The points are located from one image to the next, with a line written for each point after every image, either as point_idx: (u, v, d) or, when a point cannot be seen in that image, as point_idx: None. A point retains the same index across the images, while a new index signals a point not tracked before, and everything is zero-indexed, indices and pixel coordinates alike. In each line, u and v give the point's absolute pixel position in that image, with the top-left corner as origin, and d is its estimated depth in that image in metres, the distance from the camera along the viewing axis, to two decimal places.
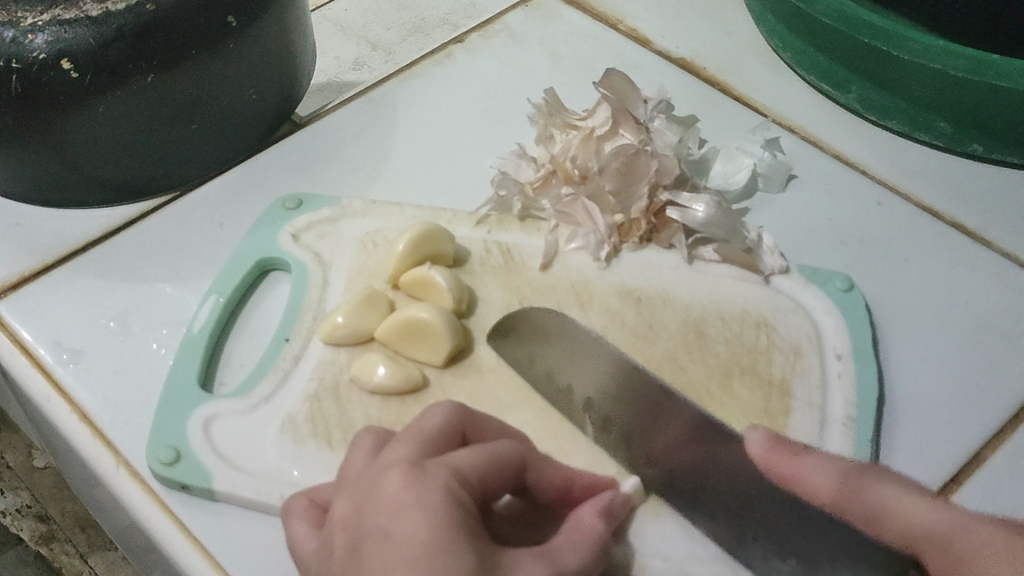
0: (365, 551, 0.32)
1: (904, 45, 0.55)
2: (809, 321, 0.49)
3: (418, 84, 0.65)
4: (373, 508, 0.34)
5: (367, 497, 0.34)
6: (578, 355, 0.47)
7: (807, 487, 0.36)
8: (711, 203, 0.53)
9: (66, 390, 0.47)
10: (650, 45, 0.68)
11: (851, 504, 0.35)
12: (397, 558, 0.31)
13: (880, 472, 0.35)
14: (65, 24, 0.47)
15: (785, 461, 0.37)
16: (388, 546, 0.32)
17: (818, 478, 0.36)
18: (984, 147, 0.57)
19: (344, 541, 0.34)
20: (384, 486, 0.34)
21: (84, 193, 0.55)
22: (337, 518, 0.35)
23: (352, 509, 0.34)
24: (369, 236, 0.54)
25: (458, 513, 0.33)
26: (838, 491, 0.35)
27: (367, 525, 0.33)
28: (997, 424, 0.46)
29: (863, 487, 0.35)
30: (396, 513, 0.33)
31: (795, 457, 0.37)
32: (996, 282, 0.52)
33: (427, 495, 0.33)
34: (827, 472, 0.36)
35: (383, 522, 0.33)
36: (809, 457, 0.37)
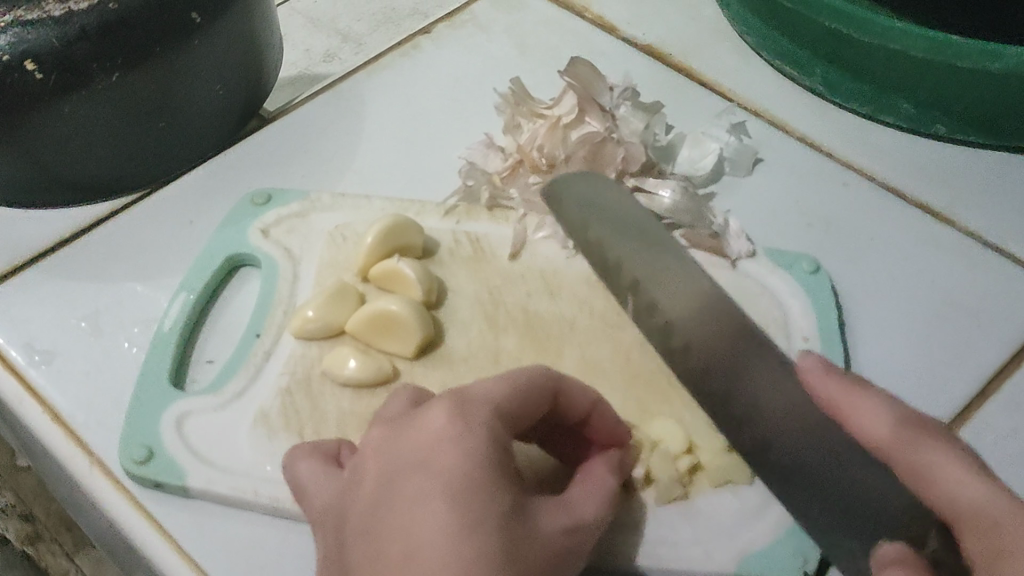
0: (400, 481, 0.33)
1: (864, 27, 0.55)
2: (776, 303, 0.50)
3: (385, 76, 0.66)
4: (409, 447, 0.34)
5: (405, 436, 0.35)
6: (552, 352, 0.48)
7: (856, 425, 0.35)
8: (676, 189, 0.54)
9: (39, 392, 0.47)
10: (616, 31, 0.68)
11: (901, 452, 0.33)
12: (435, 490, 0.32)
13: (942, 434, 0.33)
14: (26, 26, 0.46)
15: (842, 393, 0.35)
16: (424, 478, 0.33)
17: (869, 417, 0.34)
18: (948, 129, 0.58)
19: (376, 471, 0.34)
20: (422, 427, 0.35)
21: (52, 193, 0.55)
22: (370, 451, 0.36)
23: (385, 444, 0.35)
24: (338, 229, 0.54)
25: (493, 451, 0.34)
26: (892, 438, 0.33)
27: (402, 462, 0.34)
28: (964, 399, 0.46)
29: (916, 438, 0.33)
30: (434, 451, 0.33)
31: (853, 391, 0.35)
32: (961, 261, 0.52)
33: (464, 435, 0.34)
34: (884, 415, 0.34)
35: (421, 459, 0.33)
36: (869, 394, 0.35)
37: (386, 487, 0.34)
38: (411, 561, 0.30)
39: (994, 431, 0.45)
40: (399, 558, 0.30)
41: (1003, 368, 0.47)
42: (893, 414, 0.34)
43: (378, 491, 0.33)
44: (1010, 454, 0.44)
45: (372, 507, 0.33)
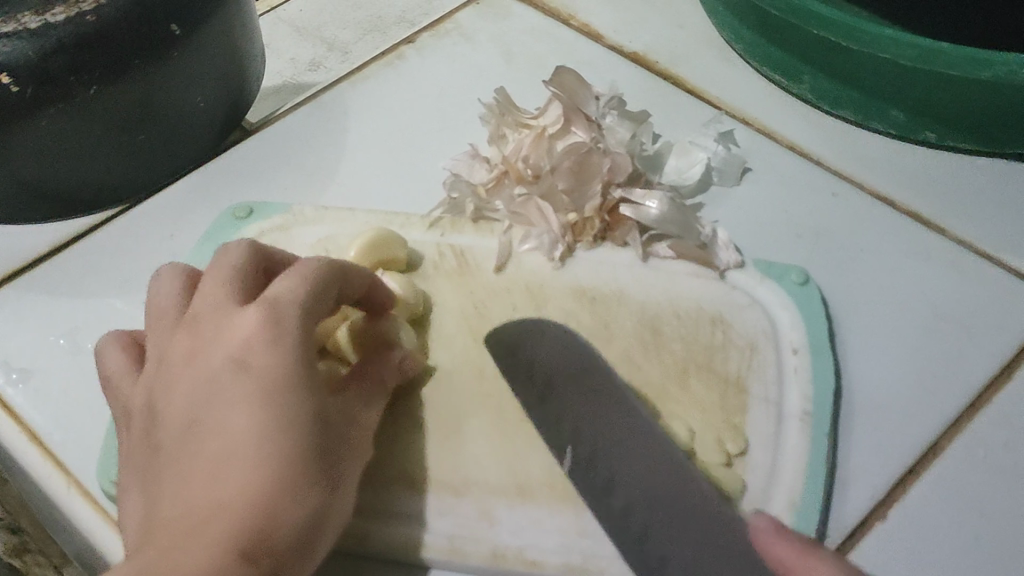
0: (197, 376, 0.37)
1: (853, 35, 0.54)
2: (765, 315, 0.49)
3: (370, 86, 0.65)
4: (271, 343, 0.37)
5: (223, 301, 0.39)
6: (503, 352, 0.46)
7: None
8: (665, 199, 0.52)
9: (16, 411, 0.46)
10: (603, 39, 0.67)
11: None
12: (215, 381, 0.36)
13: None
14: (4, 37, 0.45)
15: (784, 547, 0.35)
16: (226, 386, 0.36)
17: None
18: (937, 135, 0.57)
19: (193, 337, 0.38)
20: (273, 316, 0.37)
21: (31, 207, 0.54)
22: (290, 301, 0.38)
23: (266, 320, 0.37)
24: (321, 243, 0.53)
25: (276, 362, 0.36)
26: None
27: (210, 358, 0.37)
28: (955, 412, 0.46)
29: None
30: (224, 346, 0.37)
31: (801, 552, 0.34)
32: (951, 271, 0.52)
33: (265, 349, 0.36)
34: None
35: (226, 366, 0.36)
36: (823, 562, 0.34)
37: (303, 387, 0.36)
38: (226, 465, 0.33)
39: (986, 444, 0.44)
40: (255, 464, 0.33)
41: (994, 380, 0.47)
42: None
43: (206, 367, 0.37)
44: (1001, 468, 0.43)
45: (265, 389, 0.35)
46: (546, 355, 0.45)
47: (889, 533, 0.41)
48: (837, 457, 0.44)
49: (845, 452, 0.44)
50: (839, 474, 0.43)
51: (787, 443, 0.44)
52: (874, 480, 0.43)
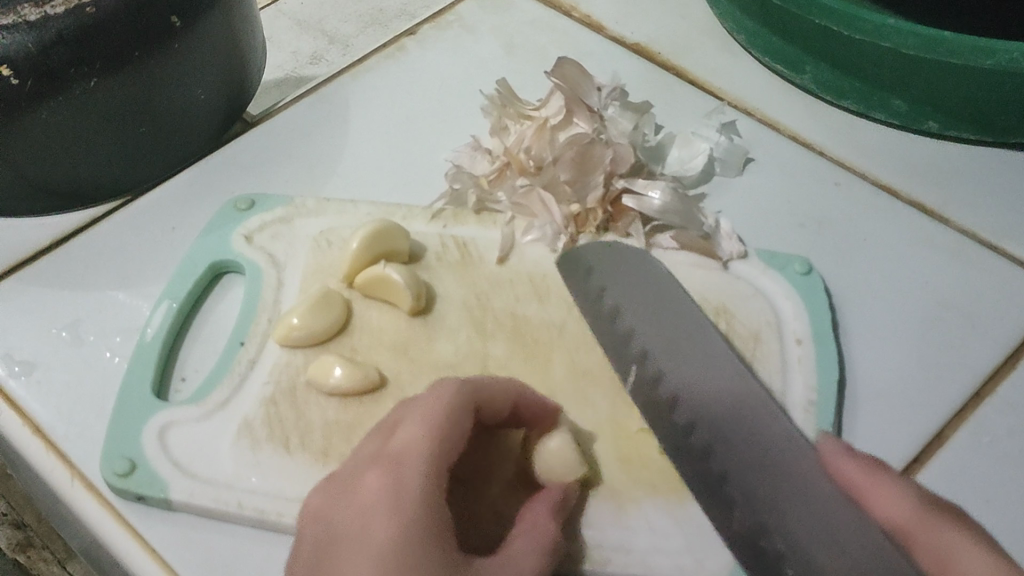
0: (326, 538, 0.34)
1: (854, 24, 0.55)
2: (768, 306, 0.49)
3: (371, 79, 0.65)
4: (393, 490, 0.34)
5: (362, 462, 0.37)
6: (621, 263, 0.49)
7: (874, 505, 0.34)
8: (667, 189, 0.52)
9: (19, 404, 0.46)
10: (604, 31, 0.67)
11: (914, 533, 0.33)
12: (345, 536, 0.34)
13: (963, 517, 0.33)
14: (4, 29, 0.45)
15: (851, 470, 0.35)
16: (351, 537, 0.33)
17: (886, 501, 0.34)
18: (940, 125, 0.57)
19: (326, 504, 0.36)
20: (394, 475, 0.35)
21: (32, 201, 0.54)
22: (413, 454, 0.35)
23: (391, 476, 0.35)
24: (323, 235, 0.53)
25: (405, 502, 0.34)
26: (912, 518, 0.33)
27: (342, 524, 0.35)
28: (959, 401, 0.45)
29: (932, 521, 0.32)
30: (354, 504, 0.35)
31: (870, 474, 0.35)
32: (955, 260, 0.52)
33: (389, 494, 0.34)
34: (900, 499, 0.33)
35: (357, 523, 0.34)
36: (888, 477, 0.34)
37: (435, 533, 0.33)
38: None
39: (990, 433, 0.44)
40: None
41: (998, 369, 0.47)
42: (924, 496, 0.33)
43: (333, 535, 0.34)
44: (1006, 456, 0.43)
45: (388, 538, 0.32)
46: (641, 315, 0.46)
47: None
48: (842, 445, 0.44)
49: (850, 441, 0.44)
50: None
51: None
52: None
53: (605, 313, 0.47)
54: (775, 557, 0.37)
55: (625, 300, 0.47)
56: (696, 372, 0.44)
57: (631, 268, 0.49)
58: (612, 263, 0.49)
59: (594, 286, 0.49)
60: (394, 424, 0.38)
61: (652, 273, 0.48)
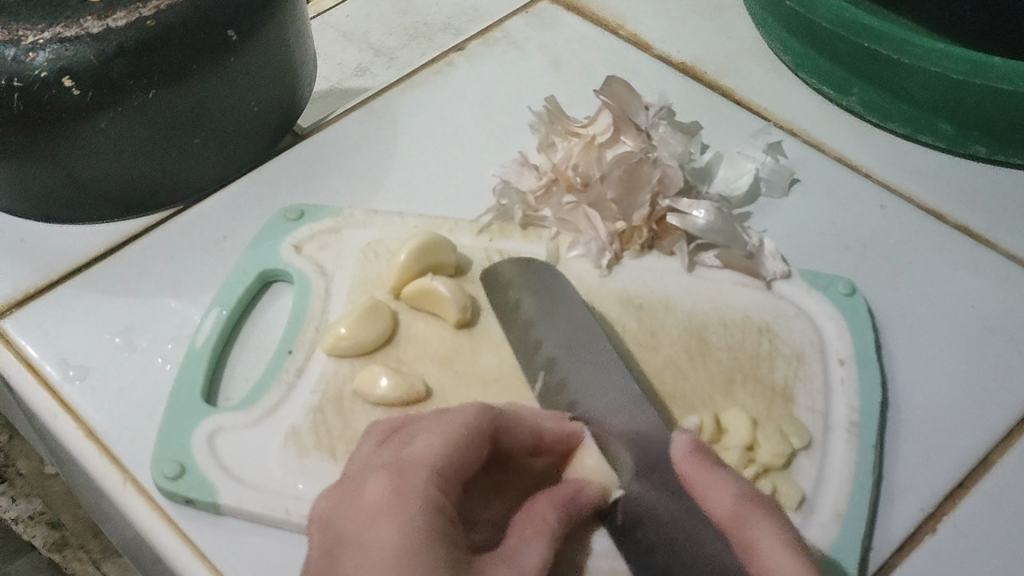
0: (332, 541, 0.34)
1: (904, 48, 0.55)
2: (812, 326, 0.49)
3: (420, 93, 0.66)
4: (394, 496, 0.34)
5: (371, 464, 0.37)
6: (567, 316, 0.49)
7: (702, 496, 0.37)
8: (711, 209, 0.52)
9: (73, 408, 0.47)
10: (651, 50, 0.68)
11: (737, 529, 0.35)
12: (352, 537, 0.34)
13: (777, 514, 0.36)
14: (66, 42, 0.46)
15: (696, 470, 0.37)
16: (359, 534, 0.33)
17: (714, 496, 0.36)
18: (987, 149, 0.57)
19: (330, 507, 0.36)
20: (397, 481, 0.35)
21: (88, 208, 0.55)
22: (426, 464, 0.36)
23: (393, 482, 0.35)
24: (371, 246, 0.54)
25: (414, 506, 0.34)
26: (732, 515, 0.36)
27: (346, 528, 0.34)
28: (1004, 428, 0.45)
29: (751, 521, 0.35)
30: (360, 501, 0.35)
31: (705, 471, 0.37)
32: (1002, 285, 0.52)
33: (398, 493, 0.34)
34: (726, 494, 0.36)
35: (366, 517, 0.34)
36: (716, 473, 0.37)
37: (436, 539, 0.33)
38: None
39: None
40: None
41: None
42: (738, 492, 0.36)
43: (337, 541, 0.34)
44: None
45: (390, 540, 0.32)
46: (575, 366, 0.46)
47: (937, 546, 0.41)
48: (885, 467, 0.44)
49: (893, 462, 0.44)
50: (886, 485, 0.44)
51: (833, 452, 0.44)
52: (921, 493, 0.43)
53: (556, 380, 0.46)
54: (647, 547, 0.39)
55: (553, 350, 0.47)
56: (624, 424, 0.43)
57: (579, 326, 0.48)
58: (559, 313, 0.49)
59: (532, 340, 0.48)
60: (412, 430, 0.39)
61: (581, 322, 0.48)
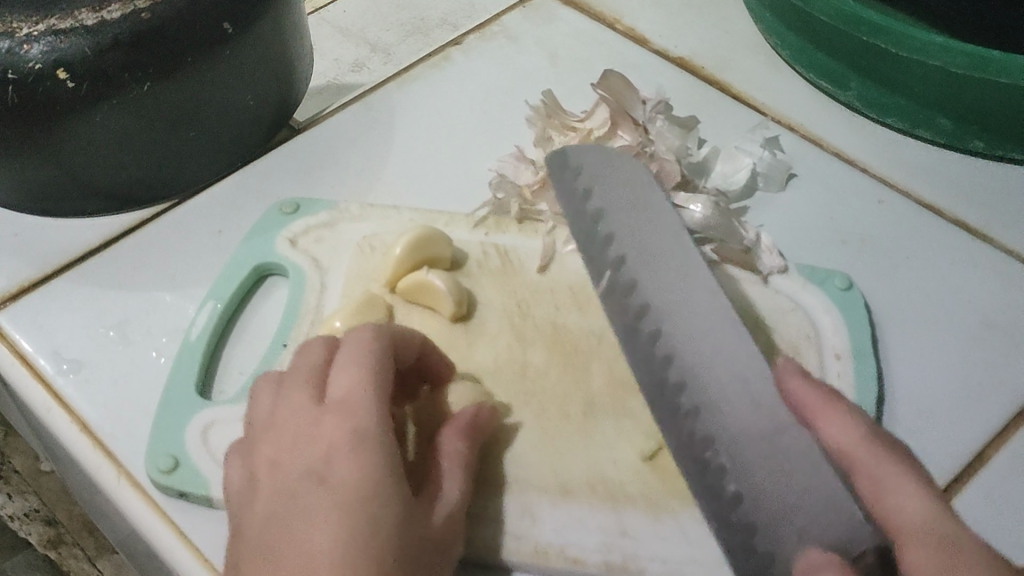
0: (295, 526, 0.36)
1: (902, 41, 0.55)
2: (808, 321, 0.49)
3: (416, 87, 0.65)
4: (342, 442, 0.37)
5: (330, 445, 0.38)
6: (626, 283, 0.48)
7: (824, 432, 0.37)
8: (708, 203, 0.53)
9: (66, 401, 0.47)
10: (648, 44, 0.68)
11: (855, 462, 0.36)
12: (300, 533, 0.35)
13: (901, 453, 0.36)
14: (61, 34, 0.46)
15: (819, 405, 0.38)
16: (308, 523, 0.35)
17: (835, 430, 0.37)
18: (985, 144, 0.57)
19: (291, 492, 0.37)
20: (341, 425, 0.38)
21: (82, 202, 0.55)
22: (354, 405, 0.38)
23: (335, 426, 0.38)
24: (366, 240, 0.54)
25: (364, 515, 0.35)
26: (855, 447, 0.36)
27: (293, 477, 0.37)
28: (1002, 423, 0.45)
29: (874, 454, 0.35)
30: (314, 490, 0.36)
31: (828, 408, 0.38)
32: (999, 280, 0.52)
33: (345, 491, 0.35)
34: (849, 429, 0.36)
35: (276, 512, 0.36)
36: (841, 410, 0.37)
37: (387, 479, 0.36)
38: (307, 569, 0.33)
39: None
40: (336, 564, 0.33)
41: None
42: (868, 433, 0.36)
43: (284, 488, 0.37)
44: None
45: (340, 488, 0.35)
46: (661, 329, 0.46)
47: None
48: None
49: None
50: None
51: None
52: None
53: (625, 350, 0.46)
54: (732, 497, 0.40)
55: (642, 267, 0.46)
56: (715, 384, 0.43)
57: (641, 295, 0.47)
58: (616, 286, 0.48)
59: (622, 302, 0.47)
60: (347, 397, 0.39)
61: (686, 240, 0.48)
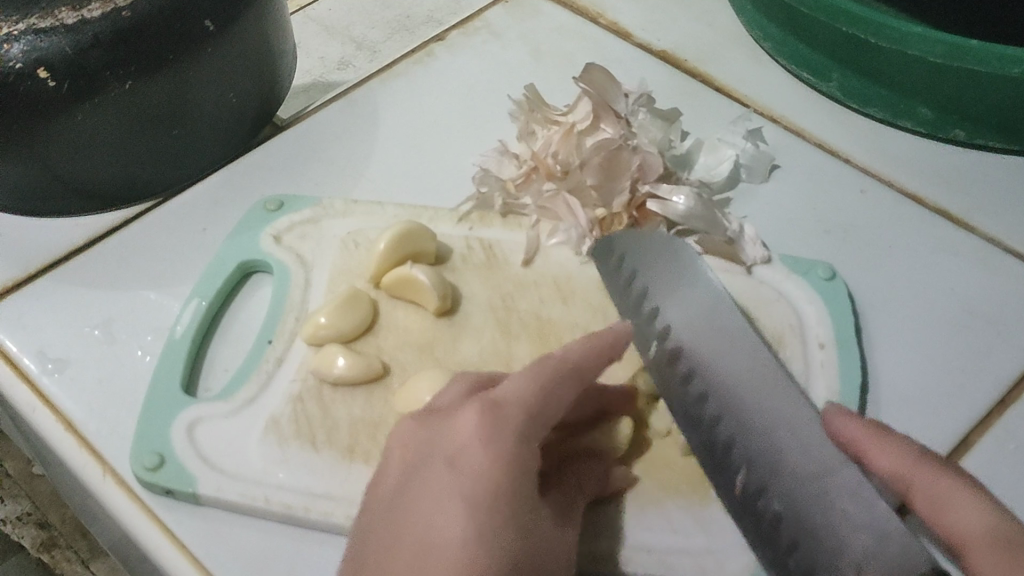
0: (475, 503, 0.33)
1: (879, 31, 0.55)
2: (792, 311, 0.49)
3: (399, 83, 0.65)
4: (430, 522, 0.34)
5: (471, 435, 0.35)
6: (672, 281, 0.48)
7: (950, 524, 0.33)
8: (691, 195, 0.53)
9: (52, 400, 0.47)
10: (632, 38, 0.68)
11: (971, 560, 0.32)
12: (531, 554, 0.34)
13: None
14: (41, 33, 0.46)
15: (946, 492, 0.33)
16: (421, 523, 0.34)
17: (962, 518, 0.33)
18: (965, 133, 0.57)
19: (377, 505, 0.36)
20: (464, 441, 0.36)
21: (65, 201, 0.55)
22: (503, 410, 0.36)
23: (466, 435, 0.36)
24: (351, 236, 0.54)
25: (446, 540, 0.33)
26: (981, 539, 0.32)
27: (427, 456, 0.36)
28: (985, 407, 0.45)
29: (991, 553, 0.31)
30: (444, 517, 0.33)
31: (953, 494, 0.33)
32: (981, 268, 0.52)
33: (435, 515, 0.34)
34: (972, 520, 0.32)
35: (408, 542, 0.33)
36: (968, 499, 0.33)
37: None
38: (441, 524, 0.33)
39: (1017, 439, 0.44)
40: None
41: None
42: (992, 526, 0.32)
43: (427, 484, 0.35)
44: None
45: (423, 521, 0.34)
46: (700, 345, 0.45)
47: None
48: None
49: None
50: None
51: None
52: None
53: (653, 335, 0.47)
54: (772, 518, 0.39)
55: (674, 321, 0.46)
56: (758, 394, 0.42)
57: (664, 263, 0.49)
58: (649, 262, 0.49)
59: (647, 308, 0.48)
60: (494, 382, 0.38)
61: (711, 288, 0.47)
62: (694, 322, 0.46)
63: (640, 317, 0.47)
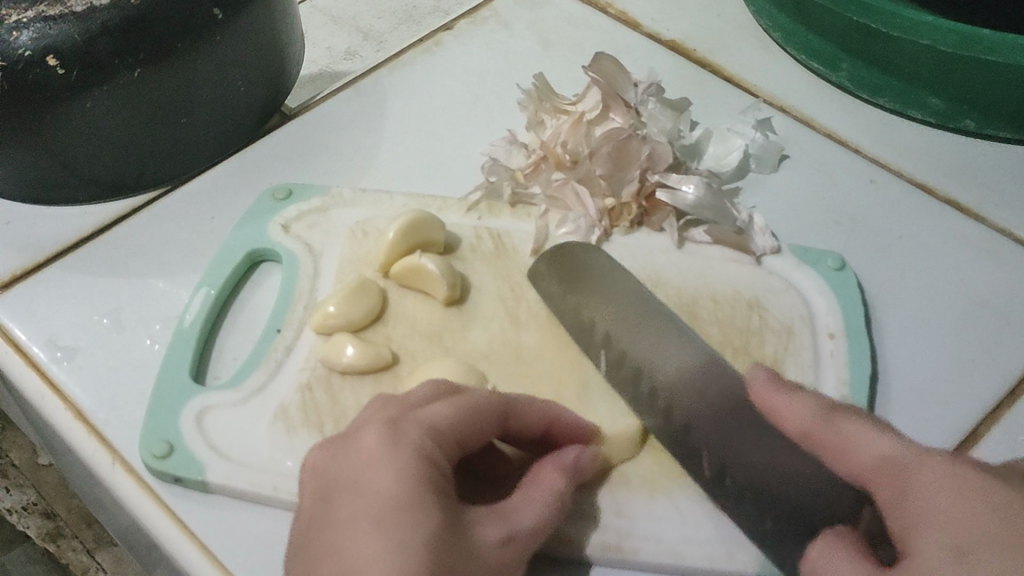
0: (387, 512, 0.32)
1: (892, 22, 0.55)
2: (801, 301, 0.49)
3: (408, 72, 0.65)
4: (354, 527, 0.32)
5: (374, 455, 0.35)
6: (609, 288, 0.48)
7: (857, 456, 0.34)
8: (701, 185, 0.52)
9: (61, 388, 0.47)
10: (641, 28, 0.68)
11: (883, 485, 0.33)
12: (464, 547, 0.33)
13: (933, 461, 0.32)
14: (49, 21, 0.46)
15: (843, 427, 0.35)
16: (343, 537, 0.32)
17: (865, 448, 0.34)
18: (977, 123, 0.57)
19: (298, 538, 0.35)
20: (377, 451, 0.35)
21: (73, 190, 0.55)
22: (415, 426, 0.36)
23: (386, 441, 0.35)
24: (359, 225, 0.54)
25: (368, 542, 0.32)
26: (886, 465, 0.33)
27: (341, 475, 0.35)
28: (995, 397, 0.45)
29: (903, 471, 0.32)
30: (365, 527, 0.32)
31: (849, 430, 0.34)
32: (991, 259, 0.52)
33: (355, 524, 0.32)
34: (877, 446, 0.33)
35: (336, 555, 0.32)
36: (862, 428, 0.34)
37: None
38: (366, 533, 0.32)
39: None
40: None
41: None
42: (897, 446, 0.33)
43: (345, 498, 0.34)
44: None
45: (349, 531, 0.32)
46: (636, 342, 0.46)
47: None
48: None
49: None
50: None
51: None
52: None
53: (598, 342, 0.47)
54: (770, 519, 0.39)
55: (612, 324, 0.47)
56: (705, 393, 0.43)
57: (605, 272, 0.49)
58: (582, 271, 0.49)
59: (584, 315, 0.48)
60: (401, 407, 0.38)
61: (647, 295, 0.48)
62: (630, 324, 0.47)
63: (580, 323, 0.48)
